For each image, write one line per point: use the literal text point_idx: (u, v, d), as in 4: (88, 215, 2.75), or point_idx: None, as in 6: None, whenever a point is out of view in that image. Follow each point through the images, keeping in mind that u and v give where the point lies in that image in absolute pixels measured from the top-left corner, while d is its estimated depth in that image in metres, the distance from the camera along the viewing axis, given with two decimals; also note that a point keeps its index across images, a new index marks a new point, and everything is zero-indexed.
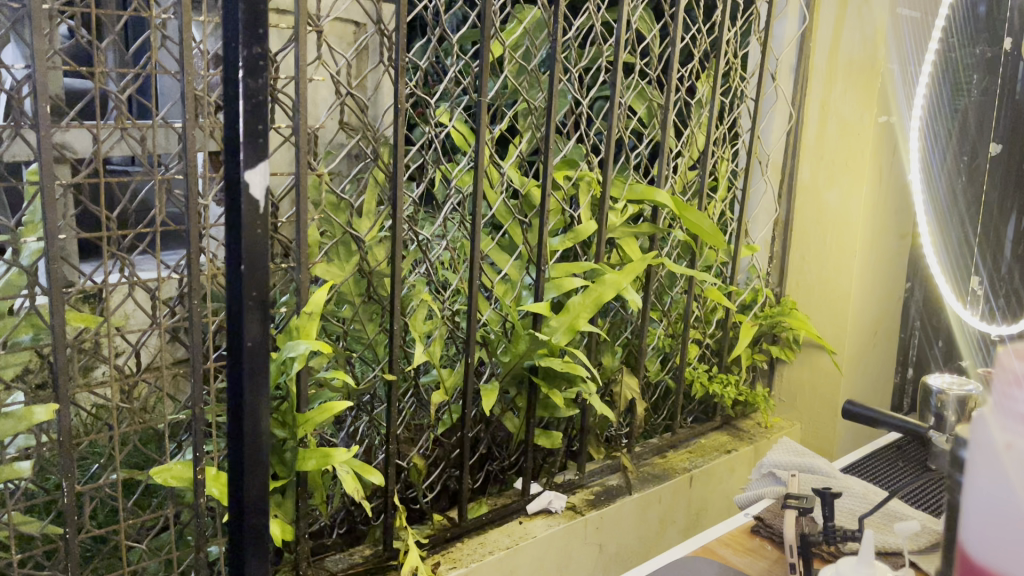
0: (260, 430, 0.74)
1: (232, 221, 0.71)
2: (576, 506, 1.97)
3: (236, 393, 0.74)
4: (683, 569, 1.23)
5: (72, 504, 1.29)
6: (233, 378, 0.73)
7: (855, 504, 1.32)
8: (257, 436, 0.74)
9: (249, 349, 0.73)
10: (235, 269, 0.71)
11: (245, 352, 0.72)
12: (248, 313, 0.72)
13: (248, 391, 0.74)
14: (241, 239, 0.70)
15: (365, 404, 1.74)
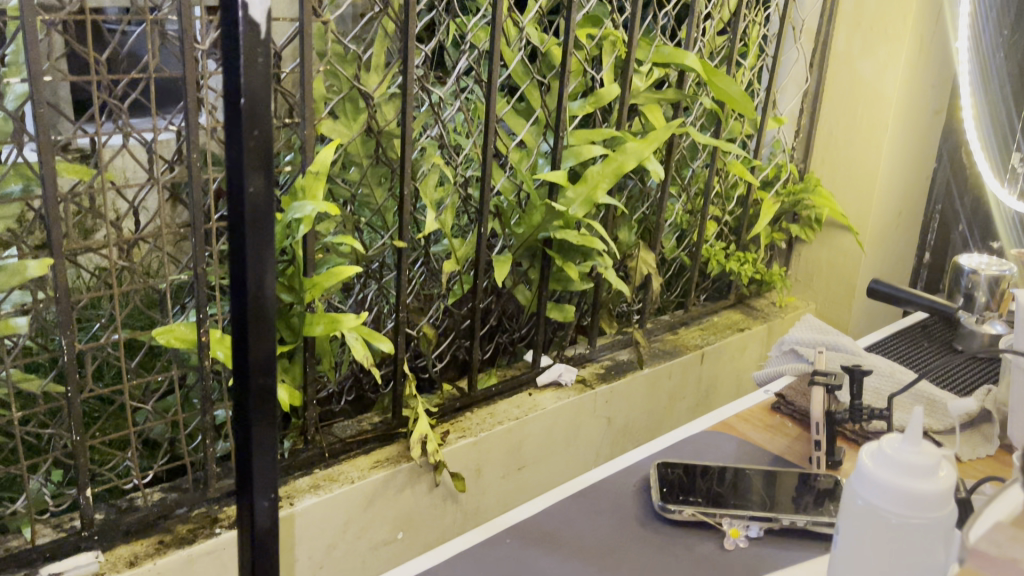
0: (264, 288, 0.71)
1: (228, 46, 0.64)
2: (586, 380, 1.95)
3: (238, 252, 0.69)
4: (700, 445, 1.20)
5: (72, 364, 1.25)
6: (235, 234, 0.69)
7: (881, 383, 1.28)
8: (260, 294, 0.70)
9: (252, 200, 0.67)
10: (235, 105, 0.65)
11: (248, 203, 0.67)
12: (250, 155, 0.66)
13: (250, 237, 0.69)
14: (239, 66, 0.64)
15: (374, 271, 1.68)
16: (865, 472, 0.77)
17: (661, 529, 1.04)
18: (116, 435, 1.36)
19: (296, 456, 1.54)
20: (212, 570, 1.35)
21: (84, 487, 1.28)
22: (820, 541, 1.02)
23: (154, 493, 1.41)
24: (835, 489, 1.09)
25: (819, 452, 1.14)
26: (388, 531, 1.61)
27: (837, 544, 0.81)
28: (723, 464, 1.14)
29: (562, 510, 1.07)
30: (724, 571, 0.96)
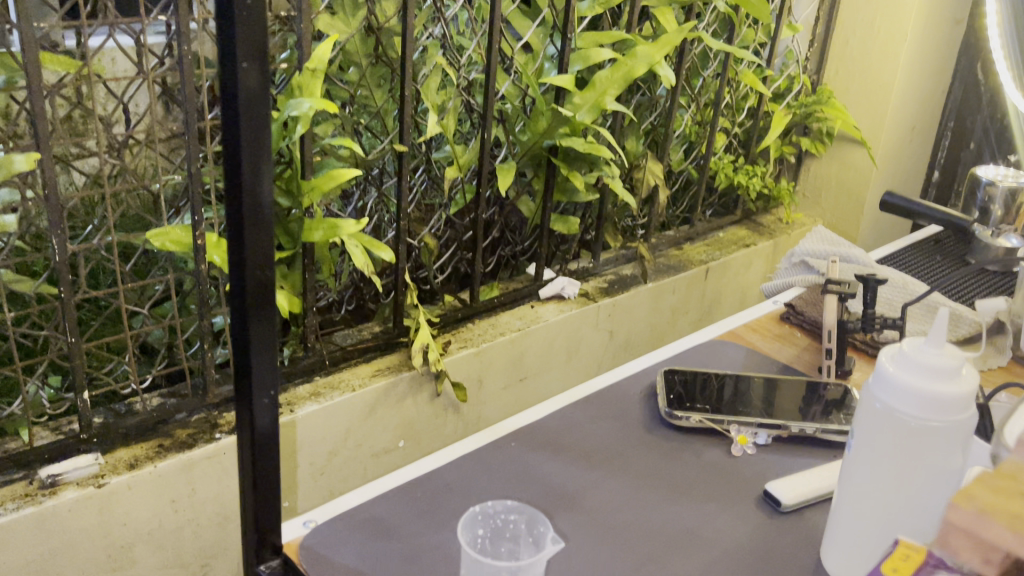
0: (260, 183, 0.69)
1: None
2: (589, 293, 1.91)
3: (231, 142, 0.67)
4: (707, 354, 1.18)
5: (64, 264, 1.22)
6: (228, 122, 0.67)
7: (893, 295, 1.25)
8: (256, 189, 0.69)
9: (249, 90, 0.66)
10: None
11: (243, 92, 0.66)
12: None
13: None
14: None
15: (374, 178, 1.63)
16: (885, 375, 0.74)
17: (667, 436, 1.02)
18: (111, 338, 1.34)
19: (296, 364, 1.52)
20: (213, 475, 1.34)
21: (81, 391, 1.27)
22: (828, 449, 1.00)
23: (153, 399, 1.40)
24: (844, 398, 1.07)
25: (829, 361, 1.12)
26: (389, 440, 1.60)
27: (850, 449, 0.79)
28: (731, 372, 1.12)
29: (566, 416, 1.06)
30: (731, 476, 0.95)
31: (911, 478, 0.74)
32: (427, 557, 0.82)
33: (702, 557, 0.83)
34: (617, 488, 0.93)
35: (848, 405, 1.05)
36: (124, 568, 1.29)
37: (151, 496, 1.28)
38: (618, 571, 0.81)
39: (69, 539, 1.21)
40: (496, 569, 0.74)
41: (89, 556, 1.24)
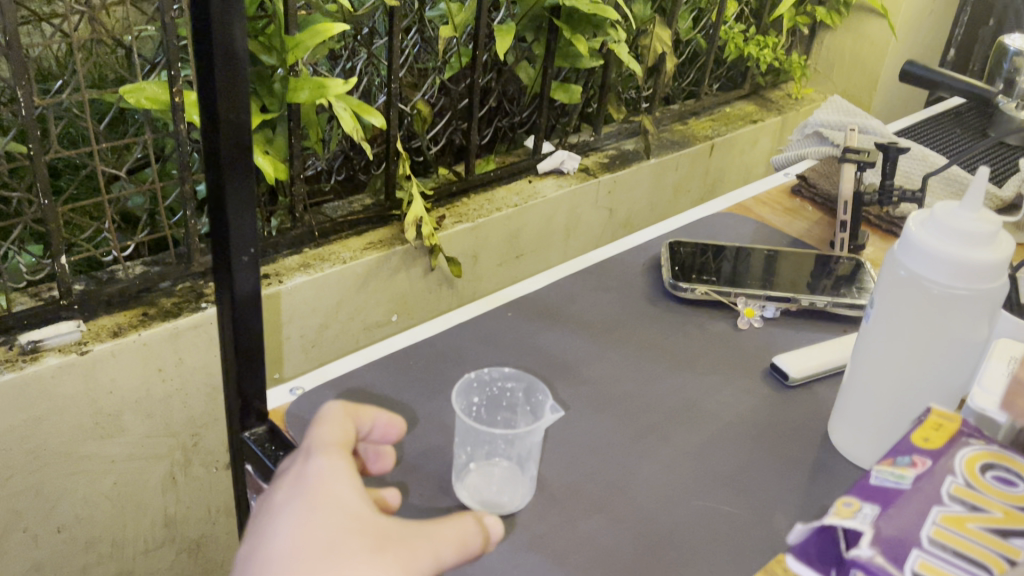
0: (232, 17, 0.61)
1: None
2: (589, 169, 1.83)
3: None
4: (714, 226, 1.13)
5: (32, 120, 1.14)
6: None
7: (912, 168, 1.19)
8: (227, 23, 0.61)
9: None
10: None
11: None
12: None
13: None
14: None
15: (363, 38, 1.52)
16: (911, 241, 0.69)
17: (671, 308, 0.98)
18: (88, 203, 1.27)
19: (284, 234, 1.46)
20: (200, 346, 1.31)
21: (59, 255, 1.22)
22: (839, 323, 0.96)
23: (136, 267, 1.36)
24: (854, 272, 1.02)
25: (843, 234, 1.07)
26: (382, 315, 1.56)
27: (868, 320, 0.75)
28: (734, 245, 1.06)
29: (565, 287, 1.01)
30: (737, 350, 0.92)
31: (931, 351, 0.70)
32: (420, 426, 0.78)
33: (707, 429, 0.80)
34: (619, 360, 0.89)
35: (859, 279, 1.01)
36: (113, 436, 1.26)
37: (137, 366, 1.25)
38: (619, 442, 0.78)
39: (54, 407, 1.18)
40: (497, 433, 0.70)
41: (76, 423, 1.21)
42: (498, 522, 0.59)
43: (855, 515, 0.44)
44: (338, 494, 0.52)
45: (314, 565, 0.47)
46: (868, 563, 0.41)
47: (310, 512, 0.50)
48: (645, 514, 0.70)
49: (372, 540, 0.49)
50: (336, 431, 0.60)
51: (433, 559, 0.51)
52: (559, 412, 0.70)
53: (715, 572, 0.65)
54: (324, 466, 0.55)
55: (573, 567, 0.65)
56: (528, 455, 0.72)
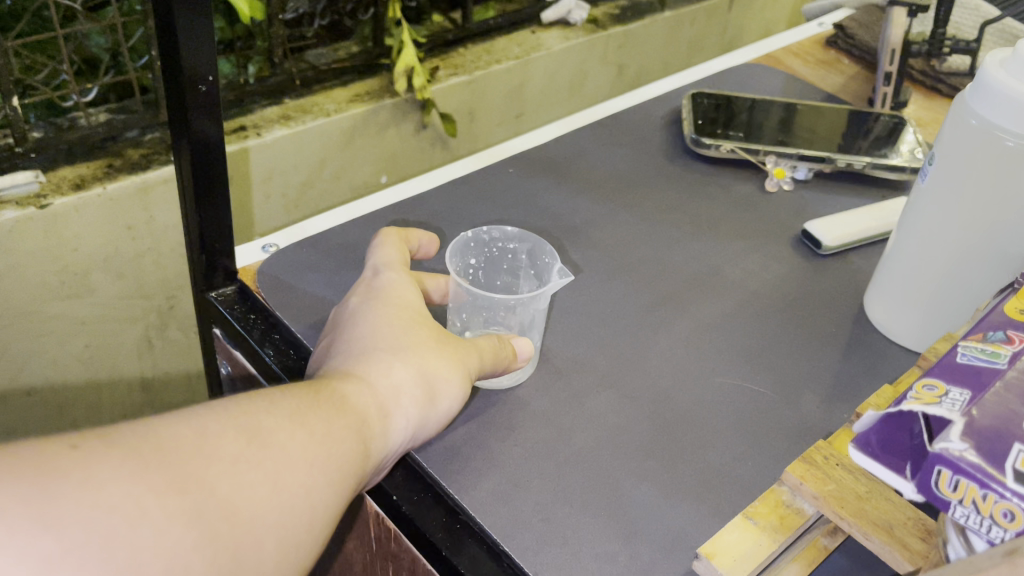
0: None
1: None
2: (599, 20, 1.68)
3: None
4: (740, 79, 1.01)
5: None
6: None
7: (963, 19, 1.06)
8: None
9: None
10: None
11: None
12: None
13: None
14: None
15: None
16: (983, 82, 0.58)
17: (690, 167, 0.88)
18: (38, 40, 1.14)
19: (262, 83, 1.34)
20: (172, 202, 1.21)
21: (9, 98, 1.10)
22: (877, 188, 0.86)
23: (99, 114, 1.25)
24: (892, 132, 0.91)
25: (887, 89, 0.95)
26: (370, 174, 1.45)
27: (925, 178, 0.64)
28: (751, 98, 0.95)
29: (573, 142, 0.90)
30: (762, 213, 0.82)
31: (998, 214, 0.60)
32: None
33: (729, 300, 0.72)
34: (632, 222, 0.80)
35: (898, 140, 0.90)
36: (81, 296, 1.18)
37: (102, 221, 1.15)
38: (631, 313, 0.70)
39: (13, 262, 1.09)
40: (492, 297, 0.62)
41: (39, 281, 1.12)
42: (528, 343, 0.59)
43: (941, 401, 0.35)
44: (404, 295, 0.57)
45: (389, 347, 0.53)
46: (957, 460, 0.31)
47: (383, 304, 0.56)
48: (660, 391, 0.63)
49: (437, 334, 0.55)
50: (394, 248, 0.62)
51: (485, 360, 0.56)
52: (572, 275, 0.62)
53: (738, 456, 0.58)
54: (390, 273, 0.59)
55: (580, 447, 0.58)
56: (533, 323, 0.64)
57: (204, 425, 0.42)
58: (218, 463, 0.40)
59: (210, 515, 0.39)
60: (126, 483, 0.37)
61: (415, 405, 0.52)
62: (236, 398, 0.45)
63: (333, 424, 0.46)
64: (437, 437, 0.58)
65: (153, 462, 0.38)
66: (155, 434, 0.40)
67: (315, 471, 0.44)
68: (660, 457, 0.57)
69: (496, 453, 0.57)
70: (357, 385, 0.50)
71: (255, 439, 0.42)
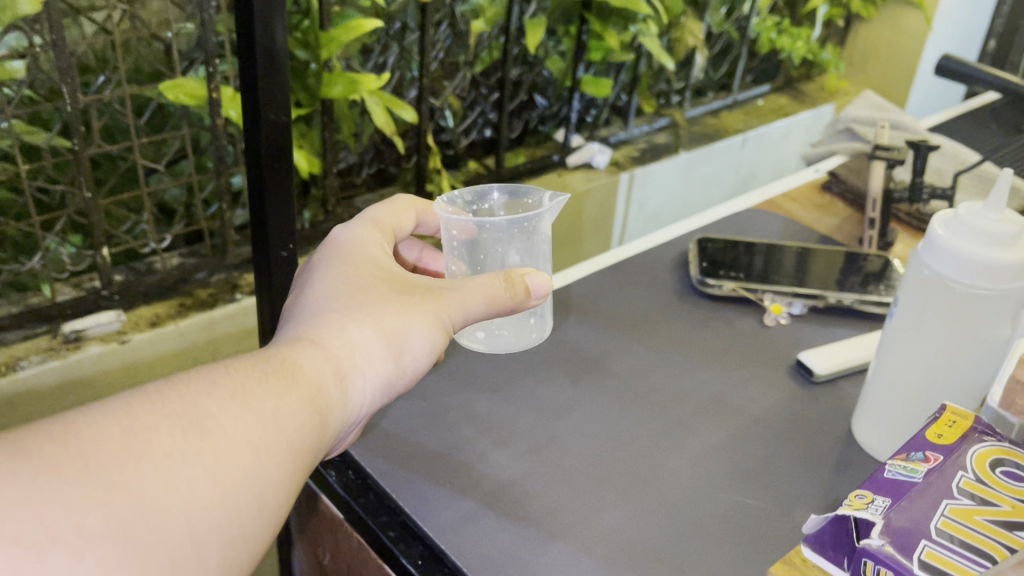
0: (275, 29, 0.63)
1: None
2: (620, 163, 1.84)
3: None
4: (742, 223, 1.14)
5: (77, 115, 1.20)
6: None
7: (943, 164, 1.19)
8: (271, 36, 0.63)
9: None
10: None
11: None
12: None
13: None
14: None
15: (396, 31, 1.53)
16: (935, 241, 0.69)
17: (699, 304, 0.99)
18: (127, 196, 1.32)
19: (317, 227, 1.50)
20: (235, 336, 1.35)
21: (99, 247, 1.27)
22: (867, 320, 0.97)
23: (173, 258, 1.41)
24: (885, 269, 1.01)
25: (873, 232, 1.07)
26: None
27: (893, 318, 0.75)
28: (765, 242, 1.06)
29: (595, 282, 1.02)
30: (762, 345, 0.92)
31: (953, 347, 0.70)
32: (449, 418, 0.80)
33: (733, 424, 0.81)
34: (646, 354, 0.91)
35: (889, 277, 1.00)
36: None
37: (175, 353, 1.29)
38: (647, 436, 0.79)
39: (96, 393, 1.23)
40: (480, 232, 0.71)
41: None
42: (541, 279, 0.68)
43: (868, 506, 0.49)
44: (367, 264, 0.66)
45: (346, 312, 0.62)
46: (877, 552, 0.46)
47: (344, 270, 0.65)
48: (670, 506, 0.72)
49: (395, 291, 0.64)
50: (391, 211, 0.76)
51: (456, 309, 0.65)
52: (566, 193, 0.72)
53: (738, 564, 0.66)
54: (358, 237, 0.69)
55: (599, 555, 0.67)
56: (534, 253, 0.74)
57: (134, 424, 0.49)
58: (148, 463, 0.47)
59: (141, 520, 0.46)
60: (45, 504, 0.43)
61: (370, 362, 0.61)
62: (177, 386, 0.52)
63: (281, 399, 0.55)
64: (475, 547, 0.67)
65: (79, 475, 0.45)
66: (82, 443, 0.46)
67: (259, 453, 0.52)
68: (668, 564, 0.66)
69: (525, 560, 0.66)
70: (310, 354, 0.58)
71: (189, 430, 0.49)
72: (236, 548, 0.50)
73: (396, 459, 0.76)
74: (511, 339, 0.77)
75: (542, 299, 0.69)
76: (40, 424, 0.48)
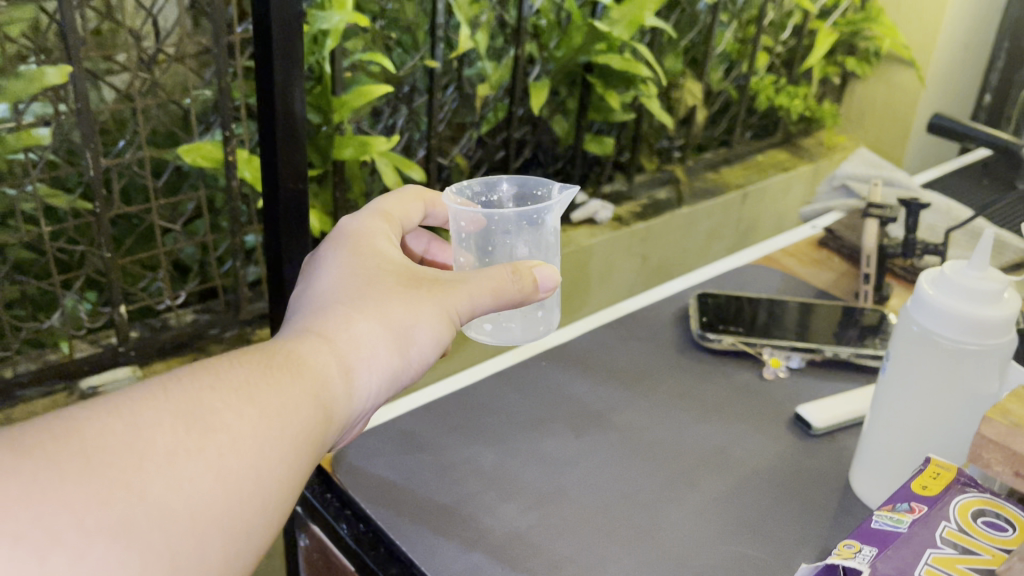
0: (293, 105, 0.70)
1: None
2: (622, 217, 1.88)
3: (265, 68, 0.68)
4: (740, 279, 1.17)
5: (99, 179, 1.26)
6: (262, 53, 0.67)
7: (936, 220, 1.22)
8: (289, 110, 0.70)
9: (281, 19, 0.66)
10: None
11: (276, 24, 0.65)
12: None
13: (280, 53, 0.67)
14: None
15: (405, 94, 1.59)
16: (923, 299, 0.72)
17: (699, 358, 1.02)
18: (144, 255, 1.36)
19: None
20: None
21: (117, 305, 1.32)
22: (863, 374, 0.99)
23: (187, 314, 1.45)
24: (881, 323, 1.04)
25: (868, 286, 1.11)
26: None
27: (885, 373, 0.77)
28: (765, 297, 1.10)
29: (597, 337, 1.05)
30: (762, 399, 0.95)
31: (943, 402, 0.73)
32: (457, 472, 0.83)
33: (733, 476, 0.83)
34: (648, 407, 0.93)
35: (885, 330, 1.03)
36: None
37: None
38: (650, 488, 0.81)
39: None
40: (489, 222, 0.73)
41: None
42: (547, 271, 0.68)
43: (854, 555, 0.52)
44: (373, 260, 0.66)
45: (353, 306, 0.62)
46: None
47: (351, 266, 0.65)
48: (672, 558, 0.73)
49: (402, 285, 0.64)
50: (399, 200, 0.78)
51: (464, 302, 0.65)
52: (575, 187, 0.73)
53: None
54: (365, 231, 0.70)
55: None
56: (541, 245, 0.75)
57: (137, 420, 0.47)
58: (152, 460, 0.45)
59: (144, 519, 0.44)
60: (45, 504, 0.41)
61: (377, 355, 0.60)
62: (179, 378, 0.50)
63: (287, 392, 0.53)
64: None
65: (79, 474, 0.43)
66: (82, 439, 0.44)
67: (265, 447, 0.50)
68: None
69: None
70: (316, 348, 0.57)
71: (194, 426, 0.48)
72: (240, 546, 0.49)
73: (405, 512, 0.78)
74: (521, 332, 0.76)
75: (548, 294, 0.70)
76: (37, 420, 0.46)
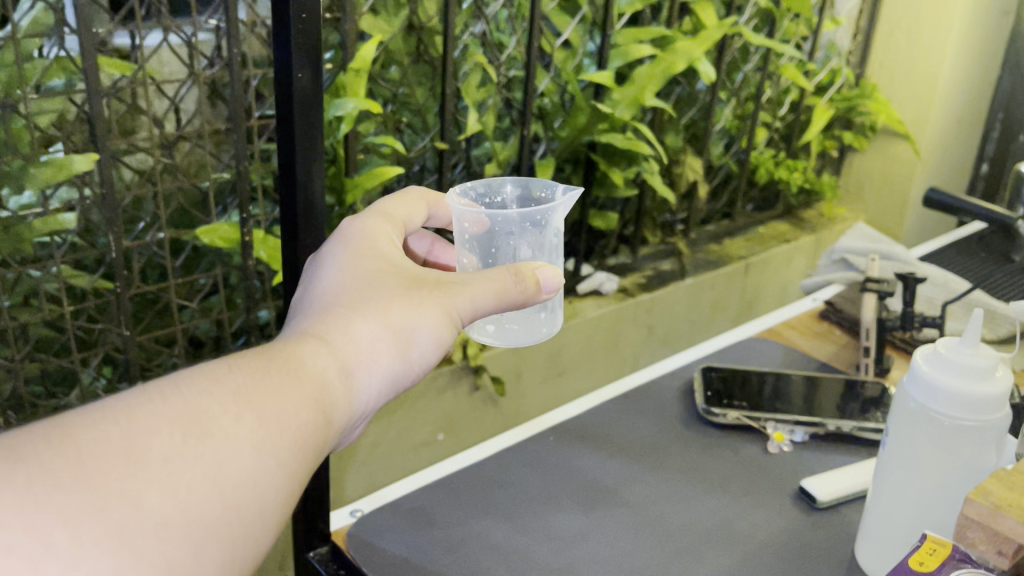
0: (313, 200, 0.74)
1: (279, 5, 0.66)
2: (627, 289, 1.92)
3: (288, 166, 0.72)
4: (742, 352, 1.20)
5: (120, 260, 1.32)
6: (285, 153, 0.72)
7: (934, 293, 1.26)
8: (310, 204, 0.74)
9: (303, 123, 0.70)
10: (283, 33, 0.67)
11: (298, 127, 0.70)
12: (298, 70, 0.68)
13: (301, 153, 0.72)
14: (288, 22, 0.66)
15: (415, 174, 1.65)
16: (919, 374, 0.74)
17: (704, 432, 1.04)
18: (162, 333, 1.41)
19: None
20: None
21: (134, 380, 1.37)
22: (865, 446, 1.01)
23: None
24: (883, 396, 1.06)
25: (868, 359, 1.13)
26: (428, 433, 1.62)
27: (885, 447, 0.79)
28: (769, 371, 1.12)
29: (604, 411, 1.07)
30: (766, 472, 0.97)
31: (943, 473, 0.74)
32: (467, 547, 0.84)
33: (739, 550, 0.85)
34: (654, 481, 0.95)
35: (887, 403, 1.05)
36: None
37: None
38: (657, 563, 0.83)
39: None
40: (492, 224, 0.71)
41: None
42: (550, 273, 0.66)
43: None
44: (376, 261, 0.64)
45: (355, 306, 0.59)
46: None
47: (354, 267, 0.63)
48: None
49: (405, 286, 0.62)
50: (403, 203, 0.76)
51: (467, 305, 0.62)
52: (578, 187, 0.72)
53: None
54: (369, 232, 0.67)
55: None
56: (543, 247, 0.74)
57: (134, 426, 0.45)
58: (147, 468, 0.44)
59: (139, 530, 0.42)
60: (35, 513, 0.40)
61: (380, 356, 0.58)
62: (178, 382, 0.48)
63: (287, 394, 0.51)
64: None
65: (73, 484, 0.42)
66: (76, 447, 0.43)
67: (264, 454, 0.48)
68: None
69: None
70: (317, 349, 0.55)
71: (190, 431, 0.46)
72: (237, 553, 0.47)
73: None
74: (523, 334, 0.75)
75: (552, 294, 0.67)
76: (32, 424, 0.44)
